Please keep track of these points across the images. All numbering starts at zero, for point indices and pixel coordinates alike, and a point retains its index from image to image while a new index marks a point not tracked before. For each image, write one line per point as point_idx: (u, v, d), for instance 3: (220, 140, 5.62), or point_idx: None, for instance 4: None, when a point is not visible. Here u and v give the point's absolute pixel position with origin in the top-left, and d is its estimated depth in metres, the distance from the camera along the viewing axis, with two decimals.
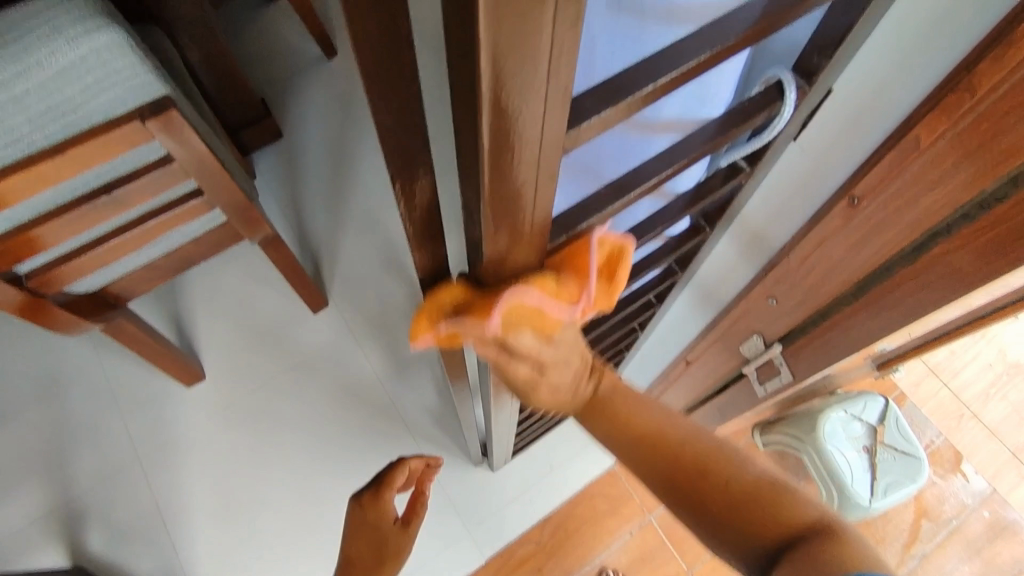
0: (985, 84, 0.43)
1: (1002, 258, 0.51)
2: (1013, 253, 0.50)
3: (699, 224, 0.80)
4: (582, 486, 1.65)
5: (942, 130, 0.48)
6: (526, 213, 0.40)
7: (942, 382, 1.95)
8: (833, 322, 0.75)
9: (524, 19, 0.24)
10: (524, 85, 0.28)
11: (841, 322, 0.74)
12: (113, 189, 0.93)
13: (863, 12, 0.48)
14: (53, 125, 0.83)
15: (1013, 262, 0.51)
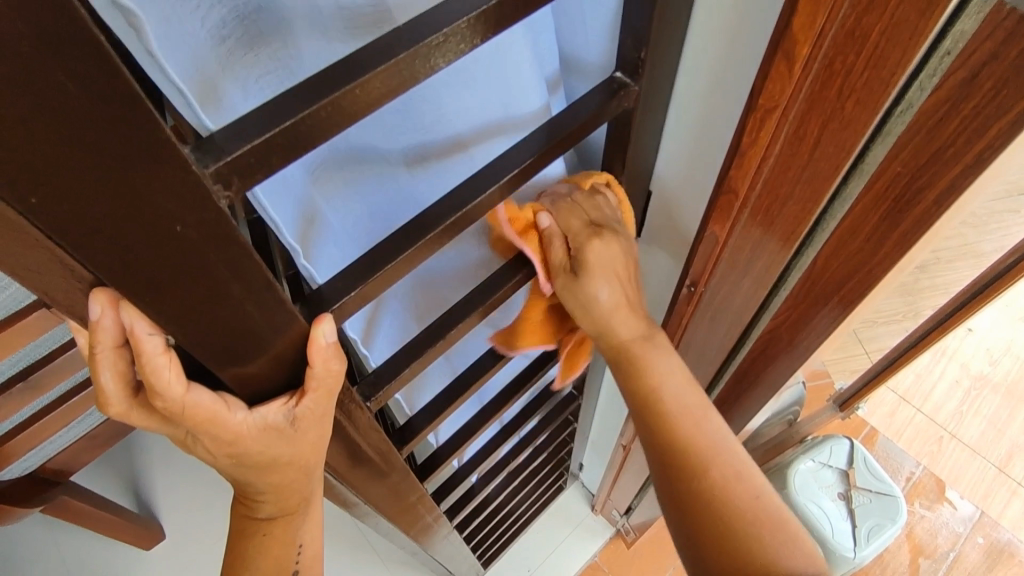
0: (742, 187, 0.48)
1: (819, 329, 0.53)
2: (823, 322, 0.52)
3: None
4: None
5: (730, 225, 0.52)
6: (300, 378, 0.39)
7: (915, 408, 1.90)
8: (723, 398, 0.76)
9: (184, 259, 0.27)
10: (222, 305, 0.31)
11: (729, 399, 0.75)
12: (28, 375, 0.96)
13: (647, 123, 0.52)
14: None
15: (828, 330, 0.53)
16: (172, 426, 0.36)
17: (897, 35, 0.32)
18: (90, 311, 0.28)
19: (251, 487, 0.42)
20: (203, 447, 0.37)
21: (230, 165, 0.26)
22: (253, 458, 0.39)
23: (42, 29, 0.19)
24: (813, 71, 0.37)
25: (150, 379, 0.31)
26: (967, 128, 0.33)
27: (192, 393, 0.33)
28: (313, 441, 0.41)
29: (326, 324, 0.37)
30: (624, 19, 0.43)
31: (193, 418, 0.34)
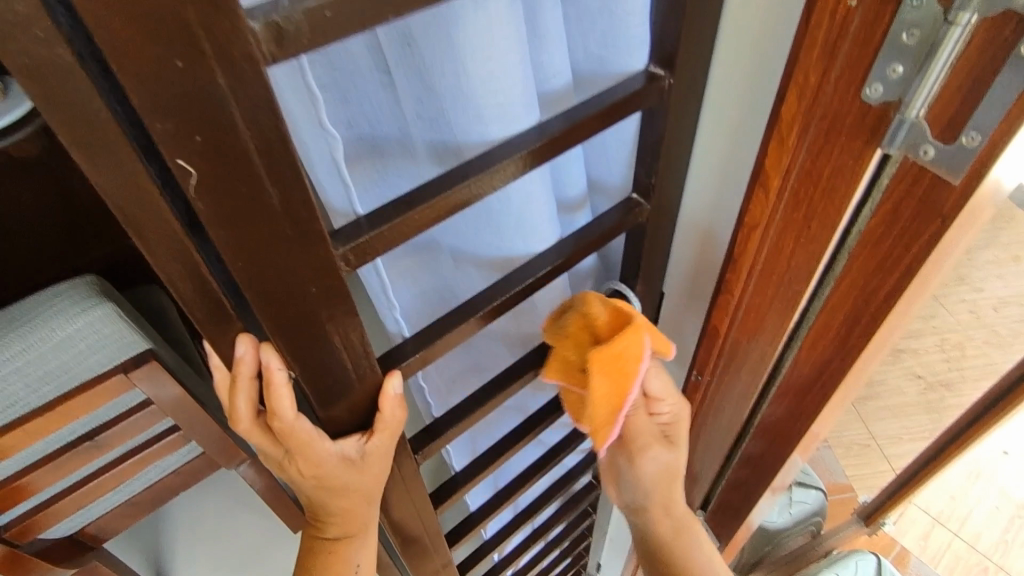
0: (736, 287, 0.57)
1: (808, 416, 0.61)
2: (811, 410, 0.60)
3: None
4: None
5: (728, 320, 0.61)
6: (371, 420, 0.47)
7: (952, 532, 1.84)
8: (733, 488, 0.81)
9: (310, 312, 0.38)
10: (325, 350, 0.40)
11: (738, 489, 0.80)
12: (95, 435, 1.06)
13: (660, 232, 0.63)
14: (48, 386, 0.95)
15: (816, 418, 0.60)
16: (276, 446, 0.45)
17: (841, 174, 0.43)
18: (241, 347, 0.38)
19: (324, 508, 0.50)
20: (294, 468, 0.45)
21: (352, 247, 0.37)
22: (331, 483, 0.47)
23: (272, 161, 0.30)
24: (784, 196, 0.48)
25: (274, 404, 0.40)
26: (899, 243, 0.42)
27: (299, 420, 0.42)
28: (375, 475, 0.49)
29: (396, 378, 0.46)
30: (638, 154, 0.55)
31: (294, 441, 0.43)
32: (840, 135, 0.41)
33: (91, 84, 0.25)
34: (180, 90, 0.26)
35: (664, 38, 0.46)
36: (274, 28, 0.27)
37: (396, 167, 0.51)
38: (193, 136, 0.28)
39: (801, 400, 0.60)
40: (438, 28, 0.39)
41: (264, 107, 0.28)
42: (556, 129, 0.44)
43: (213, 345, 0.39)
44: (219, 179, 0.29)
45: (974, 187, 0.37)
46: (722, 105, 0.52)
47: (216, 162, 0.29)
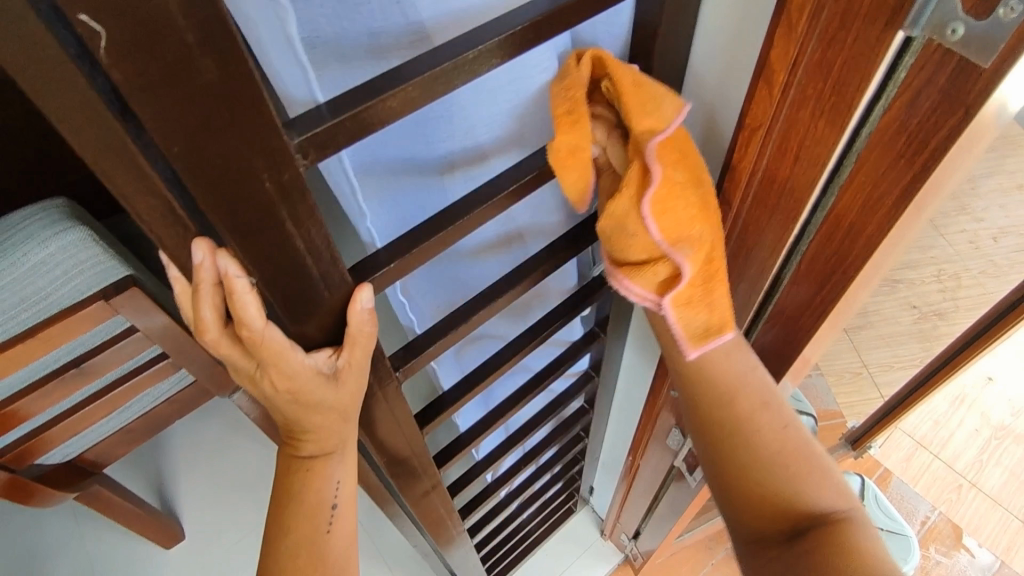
0: (735, 197, 0.54)
1: (806, 331, 0.59)
2: (810, 324, 0.57)
3: (592, 331, 0.87)
4: None
5: (727, 233, 0.58)
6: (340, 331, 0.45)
7: (932, 454, 1.88)
8: None
9: (263, 213, 0.35)
10: (286, 253, 0.38)
11: None
12: (81, 362, 1.05)
13: None
14: (28, 312, 0.94)
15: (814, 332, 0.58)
16: (248, 359, 0.43)
17: (854, 64, 0.39)
18: (197, 253, 0.35)
19: (299, 425, 0.49)
20: (267, 381, 0.43)
21: (308, 140, 0.33)
22: (306, 398, 0.45)
23: (197, 28, 0.26)
24: (790, 93, 0.44)
25: (241, 313, 0.38)
26: (914, 137, 0.39)
27: (268, 329, 0.40)
28: (352, 391, 0.48)
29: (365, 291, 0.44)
30: (632, 50, 0.50)
31: (265, 351, 0.41)
32: (857, 17, 0.37)
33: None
34: None
35: None
36: None
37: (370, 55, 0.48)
38: None
39: (798, 314, 0.58)
40: None
41: None
42: (541, 11, 0.39)
43: (161, 251, 0.36)
44: (138, 46, 0.26)
45: (1005, 72, 0.33)
46: None
47: (132, 27, 0.25)
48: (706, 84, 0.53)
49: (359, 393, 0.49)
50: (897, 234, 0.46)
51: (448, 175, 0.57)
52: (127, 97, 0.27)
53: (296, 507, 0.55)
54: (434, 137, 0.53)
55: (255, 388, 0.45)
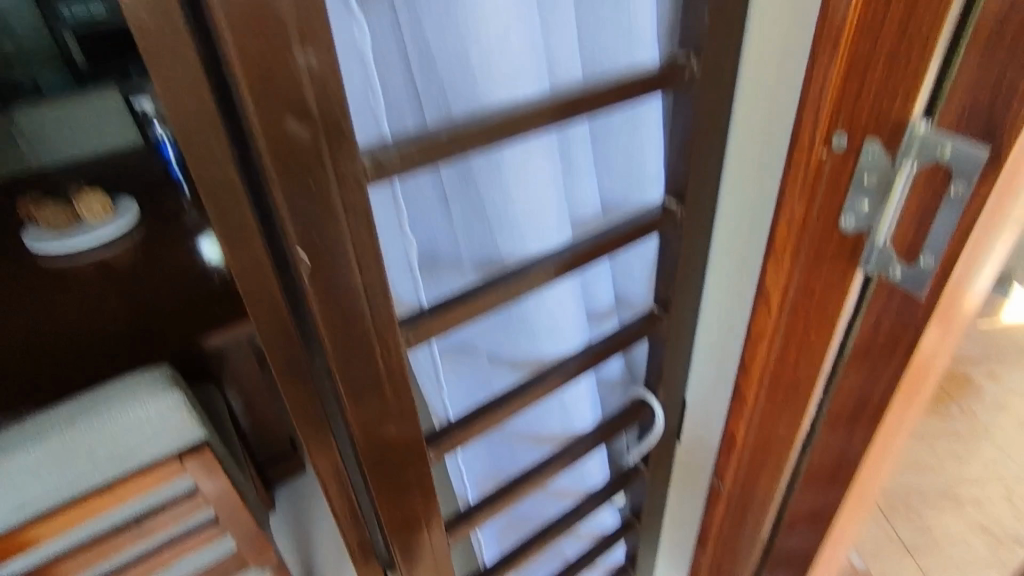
0: (750, 394, 0.62)
1: (829, 522, 0.62)
2: (831, 514, 0.61)
3: (627, 520, 0.88)
4: None
5: (746, 426, 0.64)
6: (405, 485, 0.53)
7: None
8: None
9: (370, 388, 0.45)
10: (380, 419, 0.47)
11: None
12: (141, 520, 1.11)
13: (682, 343, 0.69)
14: (110, 466, 1.03)
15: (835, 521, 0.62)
16: None
17: (830, 287, 0.50)
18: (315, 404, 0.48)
19: None
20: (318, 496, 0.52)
21: (415, 329, 0.45)
22: None
23: (357, 254, 0.38)
24: (785, 308, 0.54)
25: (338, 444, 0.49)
26: (886, 342, 0.48)
27: None
28: None
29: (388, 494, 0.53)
30: (658, 272, 0.64)
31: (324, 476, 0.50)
32: (827, 254, 0.49)
33: (241, 196, 0.33)
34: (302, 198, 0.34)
35: (678, 176, 0.56)
36: (376, 162, 0.36)
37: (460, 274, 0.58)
38: (312, 234, 0.36)
39: (821, 504, 0.62)
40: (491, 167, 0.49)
41: (366, 221, 0.37)
42: (587, 244, 0.53)
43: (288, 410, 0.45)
44: (321, 266, 0.37)
45: (940, 295, 0.43)
46: (728, 235, 0.60)
47: (324, 259, 0.37)
48: (718, 300, 0.65)
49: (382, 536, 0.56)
50: (886, 426, 0.53)
51: (497, 366, 0.67)
52: (308, 295, 0.38)
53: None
54: (495, 336, 0.65)
55: None
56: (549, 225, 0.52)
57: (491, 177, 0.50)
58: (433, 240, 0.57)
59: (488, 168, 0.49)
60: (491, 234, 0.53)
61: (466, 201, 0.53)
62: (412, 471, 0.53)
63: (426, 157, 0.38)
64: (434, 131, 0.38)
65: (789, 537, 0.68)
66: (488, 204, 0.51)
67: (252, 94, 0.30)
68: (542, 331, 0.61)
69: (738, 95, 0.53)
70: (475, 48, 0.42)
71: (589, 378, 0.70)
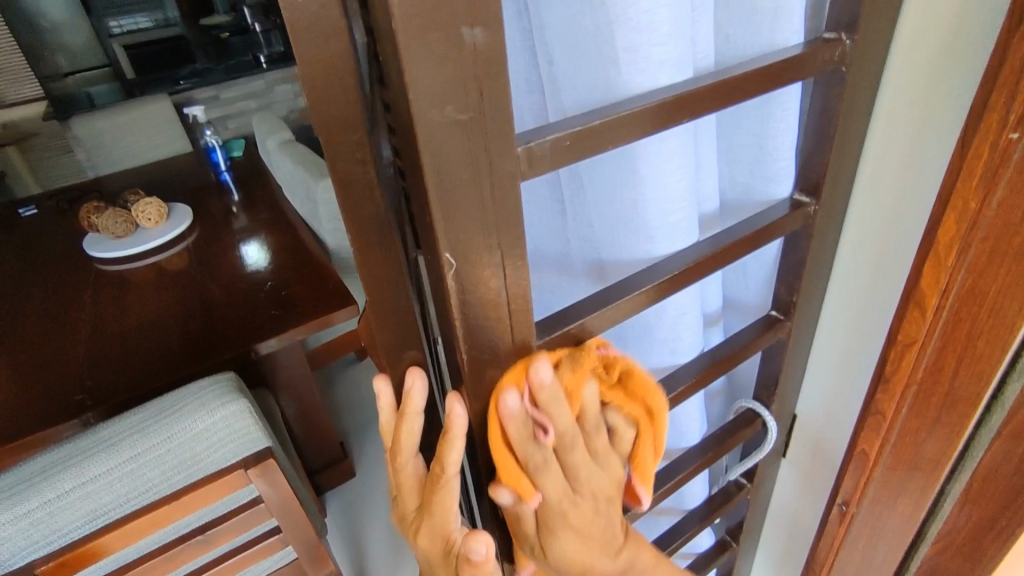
0: (889, 407, 0.55)
1: (987, 539, 0.57)
2: (992, 532, 0.56)
3: (722, 539, 0.82)
4: None
5: (880, 445, 0.58)
6: None
7: None
8: None
9: None
10: None
11: None
12: (206, 529, 1.08)
13: (799, 350, 0.63)
14: (178, 474, 1.01)
15: (999, 541, 0.56)
16: (416, 498, 0.41)
17: (1012, 292, 0.44)
18: (409, 380, 0.37)
19: None
20: (416, 527, 0.41)
21: (545, 342, 0.40)
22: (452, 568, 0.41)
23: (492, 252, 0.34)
24: (943, 314, 0.48)
25: (449, 432, 0.37)
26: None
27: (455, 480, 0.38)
28: None
29: (481, 539, 0.37)
30: (780, 274, 0.57)
31: (437, 499, 0.39)
32: (1009, 253, 0.43)
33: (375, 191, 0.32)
34: (447, 194, 0.30)
35: (816, 166, 0.50)
36: (528, 152, 0.32)
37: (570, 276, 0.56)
38: (456, 235, 0.32)
39: (982, 528, 0.56)
40: (617, 164, 0.45)
41: (508, 217, 0.33)
42: (718, 245, 0.48)
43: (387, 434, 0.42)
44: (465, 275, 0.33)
45: None
46: (864, 231, 0.54)
47: (463, 264, 0.33)
48: (847, 303, 0.59)
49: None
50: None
51: None
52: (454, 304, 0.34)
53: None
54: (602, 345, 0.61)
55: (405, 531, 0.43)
56: (680, 226, 0.48)
57: (617, 182, 0.46)
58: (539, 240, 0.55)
59: (615, 172, 0.46)
60: (601, 240, 0.50)
61: (583, 203, 0.49)
62: None
63: (579, 144, 0.33)
64: (587, 116, 0.34)
65: (936, 554, 0.62)
66: (607, 206, 0.48)
67: (409, 72, 0.26)
68: (657, 342, 0.57)
69: (889, 76, 0.47)
70: (619, 31, 0.38)
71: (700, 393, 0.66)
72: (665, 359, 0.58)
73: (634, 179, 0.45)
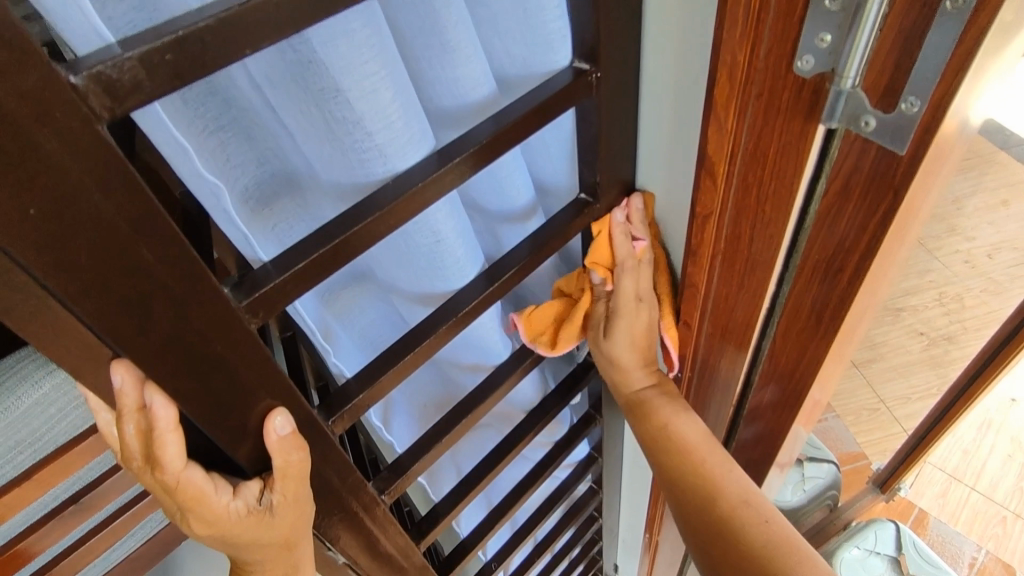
0: (700, 282, 0.54)
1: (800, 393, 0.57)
2: (799, 383, 0.56)
3: (588, 414, 0.84)
4: None
5: (698, 314, 0.57)
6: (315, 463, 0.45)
7: (968, 486, 1.74)
8: None
9: (210, 382, 0.34)
10: (241, 411, 0.37)
11: None
12: (79, 496, 0.98)
13: None
14: (25, 453, 0.85)
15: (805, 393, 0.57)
16: (167, 499, 0.38)
17: (788, 152, 0.41)
18: (115, 376, 0.32)
19: (241, 558, 0.43)
20: (188, 524, 0.39)
21: (255, 299, 0.34)
22: (234, 541, 0.41)
23: (115, 139, 0.25)
24: (734, 181, 0.45)
25: (155, 424, 0.34)
26: (867, 198, 0.39)
27: (188, 470, 0.36)
28: (291, 527, 0.43)
29: (282, 416, 0.39)
30: (579, 152, 0.51)
31: (182, 494, 0.37)
32: (781, 109, 0.39)
33: None
34: None
35: (586, 27, 0.42)
36: (101, 80, 0.23)
37: (315, 202, 0.47)
38: (27, 210, 0.24)
39: (792, 367, 0.56)
40: (311, 69, 0.34)
41: (109, 163, 0.25)
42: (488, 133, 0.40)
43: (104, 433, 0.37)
44: (62, 245, 0.26)
45: (926, 148, 0.34)
46: (658, 102, 0.49)
47: (56, 234, 0.25)
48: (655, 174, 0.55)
49: (305, 522, 0.44)
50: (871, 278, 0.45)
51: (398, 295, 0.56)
52: (61, 297, 0.27)
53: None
54: (396, 266, 0.52)
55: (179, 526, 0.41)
56: (386, 152, 0.39)
57: (324, 85, 0.35)
58: (267, 155, 0.44)
59: (411, 20, 0.40)
60: (328, 162, 0.41)
61: (299, 120, 0.39)
62: (315, 446, 0.45)
63: (187, 62, 0.24)
64: (188, 18, 0.24)
65: (762, 394, 0.62)
66: (329, 116, 0.37)
67: None
68: (437, 272, 0.50)
69: None
70: None
71: (497, 302, 0.60)
72: (453, 275, 0.51)
73: (334, 87, 0.35)
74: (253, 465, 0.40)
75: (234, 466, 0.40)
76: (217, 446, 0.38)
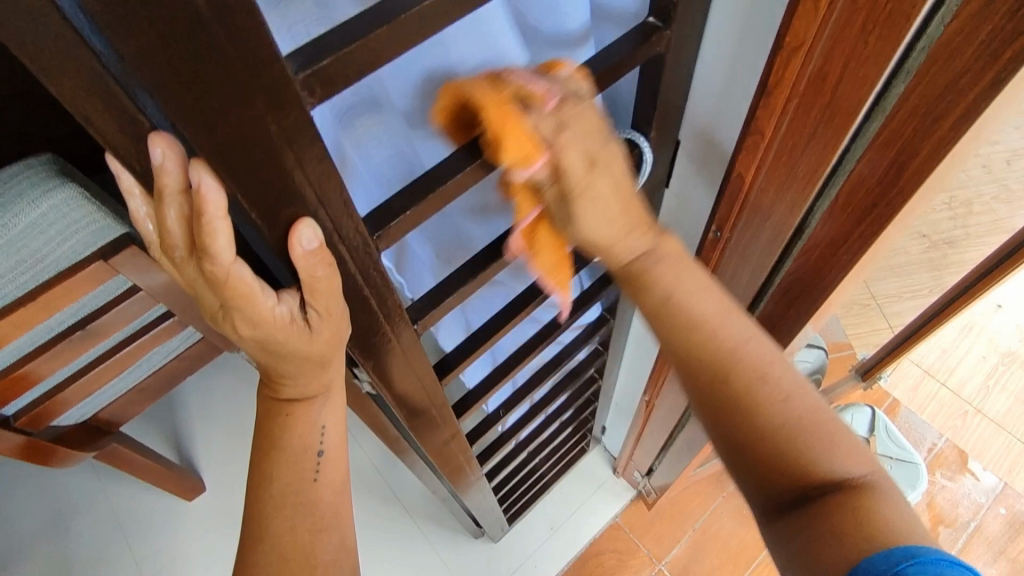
0: (768, 127, 0.51)
1: (843, 267, 0.55)
2: (844, 254, 0.54)
3: (608, 274, 0.83)
4: (600, 530, 1.70)
5: (757, 163, 0.55)
6: (359, 282, 0.43)
7: (941, 382, 1.82)
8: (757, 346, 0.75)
9: (259, 172, 0.31)
10: (289, 213, 0.34)
11: None
12: (86, 324, 0.97)
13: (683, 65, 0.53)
14: (23, 276, 0.83)
15: (850, 265, 0.55)
16: (211, 294, 0.37)
17: None
18: (154, 150, 0.29)
19: (282, 363, 0.44)
20: (231, 324, 0.39)
21: (314, 73, 0.29)
22: (276, 345, 0.41)
23: None
24: (837, 6, 0.40)
25: (203, 209, 0.31)
26: (1000, 30, 0.34)
27: (236, 265, 0.34)
28: (331, 339, 0.43)
29: (308, 228, 0.35)
30: None
31: (230, 291, 0.35)
32: None
33: None
34: None
35: None
36: None
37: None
38: None
39: (841, 239, 0.53)
40: None
41: None
42: None
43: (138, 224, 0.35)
44: None
45: None
46: None
47: None
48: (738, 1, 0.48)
49: (345, 334, 0.44)
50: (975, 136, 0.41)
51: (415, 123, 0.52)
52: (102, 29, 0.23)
53: (287, 449, 0.52)
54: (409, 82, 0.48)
55: (220, 327, 0.41)
56: None
57: None
58: None
59: None
60: None
61: None
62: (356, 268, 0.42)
63: None
64: None
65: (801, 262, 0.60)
66: None
67: None
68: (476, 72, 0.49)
69: None
70: None
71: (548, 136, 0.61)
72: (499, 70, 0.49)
73: None
74: (296, 275, 0.38)
75: (275, 272, 0.38)
76: (259, 246, 0.36)
